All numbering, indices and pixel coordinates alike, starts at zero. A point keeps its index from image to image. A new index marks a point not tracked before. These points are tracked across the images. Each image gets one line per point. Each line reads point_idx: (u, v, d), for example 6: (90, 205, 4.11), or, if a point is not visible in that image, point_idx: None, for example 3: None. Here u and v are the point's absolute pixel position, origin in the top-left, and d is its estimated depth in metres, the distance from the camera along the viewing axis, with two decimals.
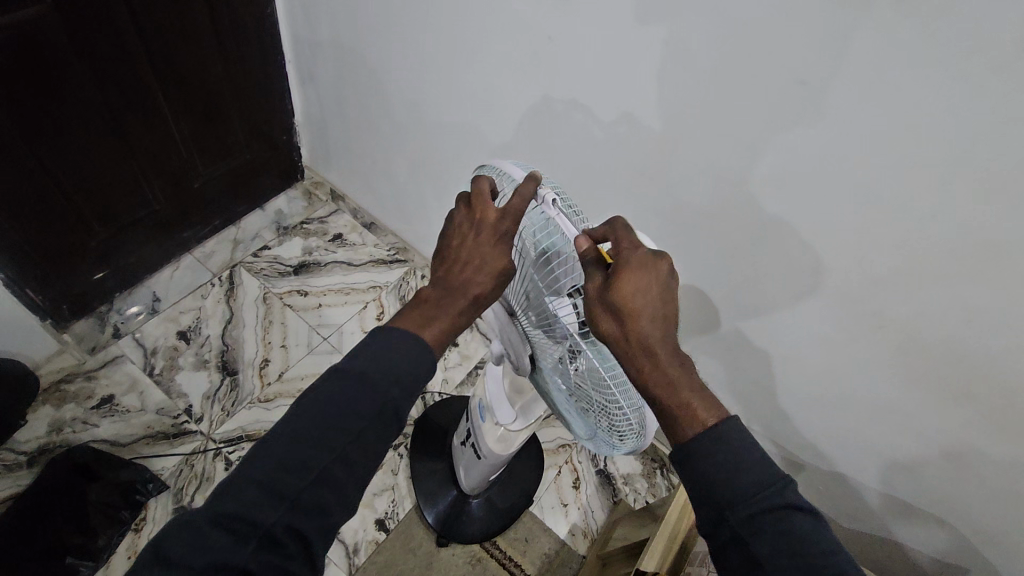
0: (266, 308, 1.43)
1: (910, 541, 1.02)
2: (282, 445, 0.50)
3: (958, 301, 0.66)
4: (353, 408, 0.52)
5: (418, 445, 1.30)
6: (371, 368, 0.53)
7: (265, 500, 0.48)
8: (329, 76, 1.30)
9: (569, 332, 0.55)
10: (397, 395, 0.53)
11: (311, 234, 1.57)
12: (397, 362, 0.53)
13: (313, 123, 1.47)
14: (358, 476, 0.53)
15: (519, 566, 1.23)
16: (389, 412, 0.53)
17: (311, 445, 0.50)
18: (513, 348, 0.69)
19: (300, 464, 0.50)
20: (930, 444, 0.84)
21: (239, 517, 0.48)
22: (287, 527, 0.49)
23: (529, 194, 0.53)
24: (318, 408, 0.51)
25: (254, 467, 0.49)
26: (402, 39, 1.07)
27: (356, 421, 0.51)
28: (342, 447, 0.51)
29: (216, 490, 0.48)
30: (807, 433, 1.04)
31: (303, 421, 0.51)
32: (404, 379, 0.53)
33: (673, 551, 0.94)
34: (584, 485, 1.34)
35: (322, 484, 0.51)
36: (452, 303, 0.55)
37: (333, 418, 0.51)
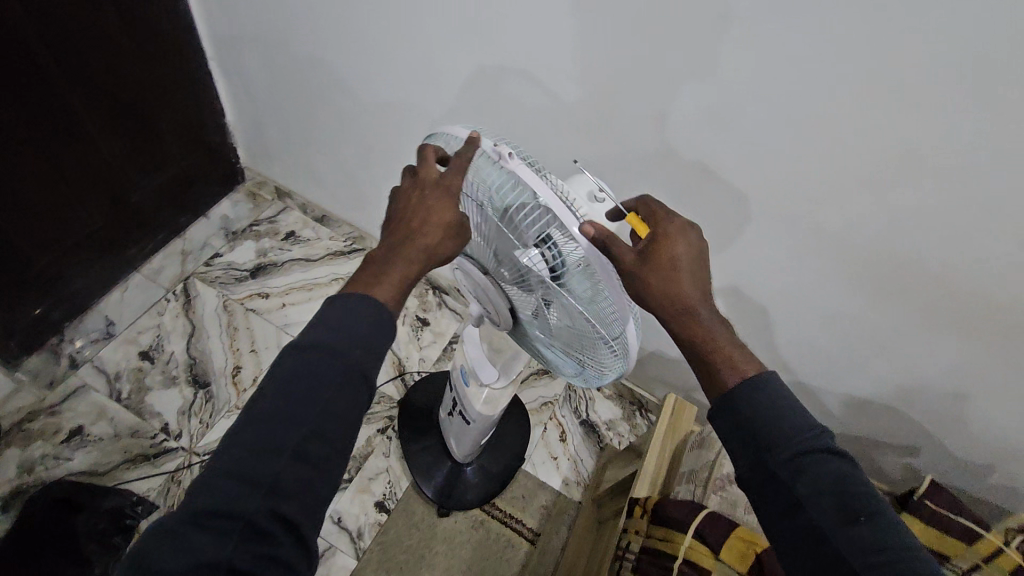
0: (229, 316, 1.39)
1: (868, 433, 1.13)
2: (256, 435, 0.51)
3: (891, 209, 0.73)
4: (319, 381, 0.53)
5: (406, 427, 1.32)
6: (333, 337, 0.54)
7: (252, 484, 0.49)
8: (257, 68, 1.25)
9: (545, 277, 0.58)
10: (362, 358, 0.54)
11: (262, 236, 1.54)
12: (356, 326, 0.55)
13: (245, 121, 1.42)
14: (339, 444, 0.54)
15: (521, 523, 1.28)
16: (355, 374, 0.54)
17: (287, 428, 0.52)
18: (491, 302, 0.71)
19: (275, 443, 0.51)
20: (879, 341, 0.92)
21: (231, 506, 0.49)
22: (275, 512, 0.50)
23: (468, 152, 0.56)
24: (280, 390, 0.53)
25: (235, 458, 0.50)
26: (330, 23, 1.05)
27: (329, 391, 0.53)
28: (315, 419, 0.52)
29: (203, 487, 0.49)
30: (767, 353, 1.12)
31: (277, 403, 0.52)
32: (366, 340, 0.55)
33: (661, 481, 0.98)
34: (571, 437, 1.40)
35: (303, 461, 0.52)
36: (398, 261, 0.58)
37: (301, 396, 0.52)
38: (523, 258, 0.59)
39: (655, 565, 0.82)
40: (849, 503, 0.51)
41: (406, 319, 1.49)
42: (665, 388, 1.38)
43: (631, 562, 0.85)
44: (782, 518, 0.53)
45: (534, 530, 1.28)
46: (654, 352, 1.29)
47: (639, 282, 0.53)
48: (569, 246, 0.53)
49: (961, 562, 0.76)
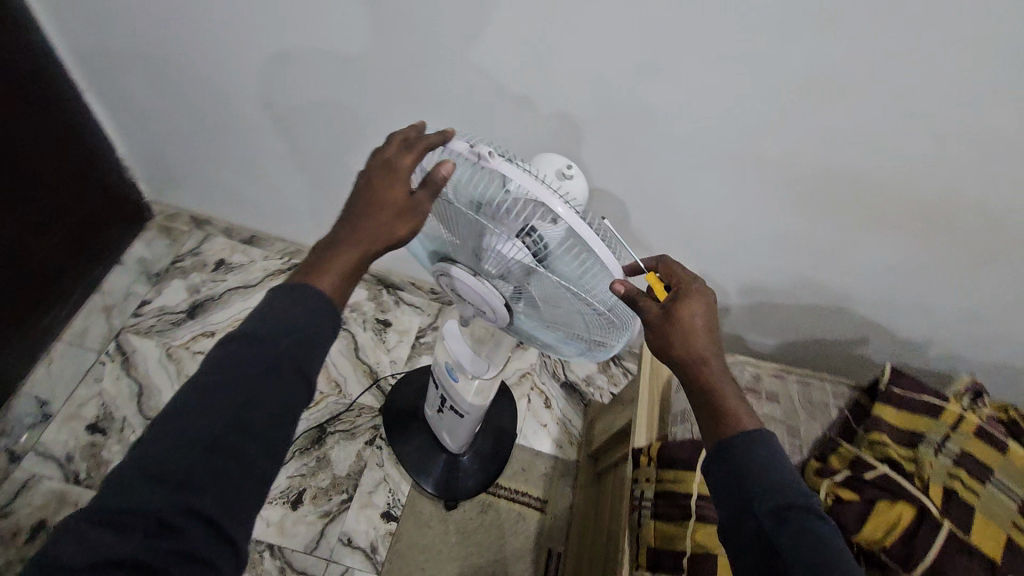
0: (176, 364, 1.29)
1: (818, 332, 1.25)
2: (176, 425, 0.49)
3: (824, 124, 0.80)
4: (244, 370, 0.51)
5: (393, 432, 1.29)
6: (263, 325, 0.53)
7: (170, 478, 0.47)
8: (145, 92, 1.13)
9: (531, 268, 0.58)
10: (291, 347, 0.53)
11: (189, 271, 1.42)
12: (289, 313, 0.54)
13: (142, 151, 1.29)
14: (269, 436, 0.52)
15: (528, 495, 1.32)
16: (282, 364, 0.53)
17: (208, 417, 0.50)
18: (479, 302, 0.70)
19: (196, 434, 0.49)
20: (828, 244, 1.01)
21: (144, 500, 0.46)
22: (191, 504, 0.47)
23: (437, 142, 0.57)
24: (206, 381, 0.51)
25: (152, 447, 0.48)
26: (225, 31, 0.96)
27: (250, 380, 0.51)
28: (237, 408, 0.50)
29: (117, 485, 0.46)
30: (721, 281, 1.20)
31: (197, 397, 0.50)
32: (295, 328, 0.53)
33: (656, 427, 1.03)
34: (554, 402, 1.44)
35: (225, 453, 0.49)
36: (343, 248, 0.57)
37: (224, 383, 0.51)
38: (505, 252, 0.58)
39: (675, 507, 0.87)
40: (782, 501, 0.53)
41: (367, 325, 1.44)
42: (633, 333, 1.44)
43: (649, 509, 0.90)
44: (734, 534, 0.56)
45: (541, 498, 1.32)
46: None
47: (658, 330, 0.59)
48: (553, 233, 0.53)
49: (934, 436, 0.84)
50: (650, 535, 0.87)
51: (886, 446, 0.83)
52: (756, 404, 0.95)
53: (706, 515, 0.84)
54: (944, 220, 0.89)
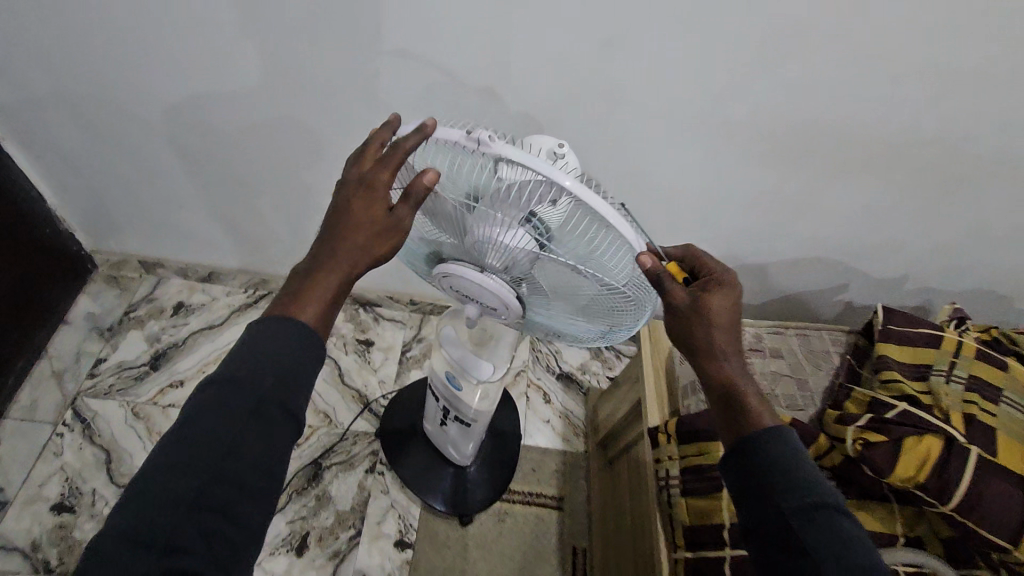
0: (146, 422, 1.18)
1: (803, 286, 1.26)
2: (153, 485, 0.43)
3: (801, 74, 0.78)
4: (226, 413, 0.46)
5: (393, 456, 1.22)
6: (242, 363, 0.48)
7: (155, 546, 0.41)
8: (69, 130, 1.02)
9: (531, 255, 0.55)
10: (276, 386, 0.48)
11: (146, 320, 1.31)
12: (268, 350, 0.48)
13: (74, 198, 1.18)
14: (259, 488, 0.47)
15: (543, 496, 1.27)
16: (268, 407, 0.47)
17: (190, 471, 0.44)
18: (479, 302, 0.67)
19: (179, 493, 0.43)
20: (808, 198, 1.01)
21: (124, 574, 0.39)
22: (181, 573, 0.41)
23: (415, 145, 0.49)
24: (184, 430, 0.45)
25: (128, 512, 0.42)
26: (157, 55, 0.87)
27: (235, 425, 0.46)
28: (223, 459, 0.45)
29: (94, 561, 0.40)
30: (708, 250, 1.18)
31: (175, 450, 0.44)
32: (279, 364, 0.48)
33: (667, 403, 0.99)
34: (554, 396, 1.41)
35: (214, 512, 0.44)
36: (316, 272, 0.51)
37: (206, 431, 0.45)
38: (499, 243, 0.54)
39: (707, 482, 0.83)
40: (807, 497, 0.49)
41: (348, 347, 1.37)
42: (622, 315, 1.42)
43: (679, 486, 0.85)
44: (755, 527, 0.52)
45: (557, 496, 1.27)
46: None
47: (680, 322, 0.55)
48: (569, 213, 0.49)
49: (941, 365, 0.84)
50: (683, 513, 0.83)
51: (901, 382, 0.82)
52: (763, 362, 0.93)
53: None
54: (917, 159, 0.90)
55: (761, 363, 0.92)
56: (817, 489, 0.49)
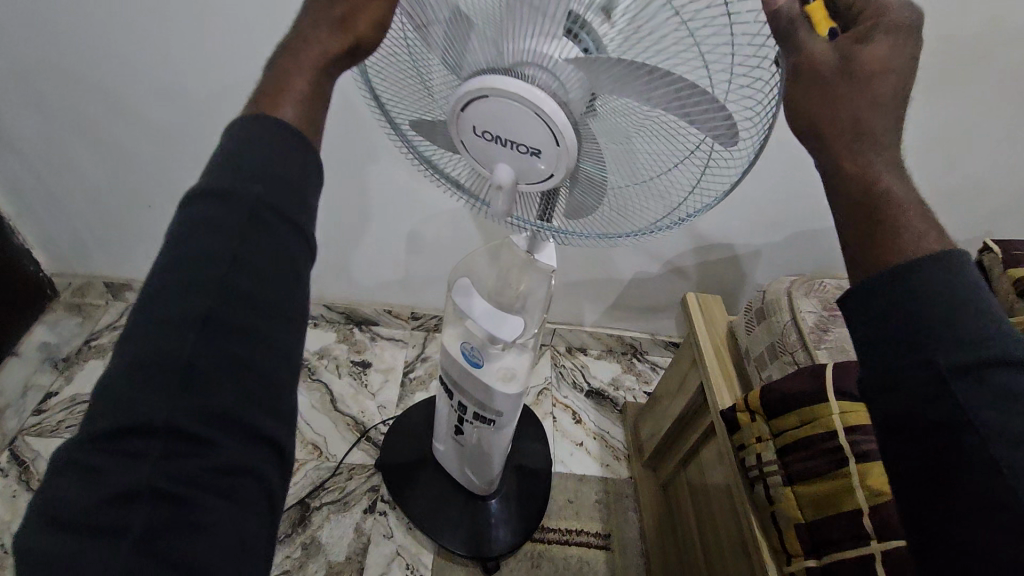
0: None
1: None
2: (153, 312, 0.35)
3: None
4: (220, 226, 0.37)
5: (398, 491, 0.99)
6: (228, 169, 0.39)
7: (166, 378, 0.33)
8: (20, 118, 0.90)
9: (578, 95, 0.40)
10: (271, 192, 0.39)
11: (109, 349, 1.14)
12: (260, 156, 0.40)
13: (28, 208, 1.04)
14: (270, 303, 0.38)
15: (584, 532, 1.03)
16: (265, 211, 0.39)
17: (190, 294, 0.35)
18: (516, 163, 0.45)
19: (181, 317, 0.35)
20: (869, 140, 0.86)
21: (139, 412, 0.32)
22: (205, 407, 0.34)
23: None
24: (177, 248, 0.37)
25: (131, 345, 0.34)
26: (112, 12, 0.77)
27: (233, 235, 0.37)
28: (226, 273, 0.36)
29: (102, 404, 0.33)
30: (755, 223, 1.01)
31: (174, 270, 0.36)
32: (276, 171, 0.40)
33: (735, 376, 0.82)
34: (585, 416, 1.19)
35: (224, 334, 0.35)
36: (295, 76, 0.43)
37: (200, 248, 0.37)
38: (536, 75, 0.40)
39: (822, 458, 0.60)
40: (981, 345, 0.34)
41: (342, 369, 1.18)
42: (655, 315, 1.24)
43: (779, 471, 0.63)
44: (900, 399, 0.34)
45: (602, 533, 1.03)
46: (636, 278, 1.15)
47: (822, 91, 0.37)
48: None
49: None
50: (794, 508, 0.61)
51: None
52: None
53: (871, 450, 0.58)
54: (998, 71, 0.76)
55: None
56: (995, 339, 0.34)
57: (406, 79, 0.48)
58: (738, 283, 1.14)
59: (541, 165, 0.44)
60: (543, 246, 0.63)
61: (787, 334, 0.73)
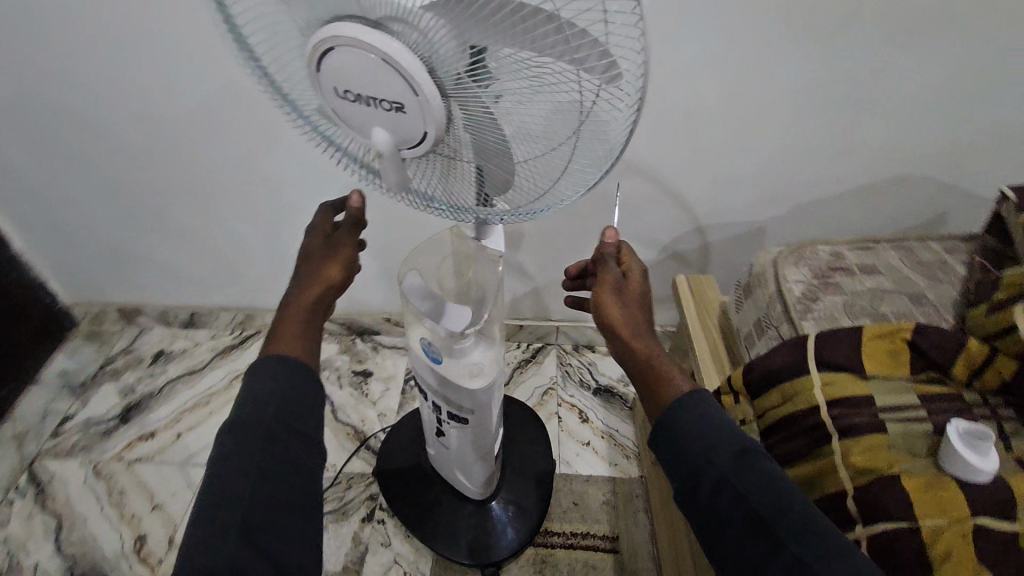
0: (107, 484, 1.00)
1: (886, 225, 1.00)
2: (222, 482, 0.47)
3: None
4: (262, 417, 0.50)
5: (395, 499, 0.97)
6: (267, 385, 0.52)
7: (237, 523, 0.46)
8: (20, 154, 0.95)
9: (450, 48, 0.37)
10: (294, 396, 0.53)
11: (122, 371, 1.18)
12: (284, 372, 0.53)
13: (41, 240, 1.09)
14: (296, 469, 0.51)
15: (590, 535, 0.97)
16: (291, 407, 0.52)
17: (247, 469, 0.48)
18: (393, 128, 0.42)
19: (249, 480, 0.47)
20: (862, 82, 0.81)
21: (218, 549, 0.44)
22: (261, 544, 0.46)
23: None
24: (228, 439, 0.49)
25: (207, 508, 0.46)
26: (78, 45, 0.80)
27: (272, 426, 0.50)
28: (273, 450, 0.50)
29: (192, 548, 0.44)
30: (753, 191, 0.96)
31: (229, 453, 0.48)
32: (296, 378, 0.53)
33: (726, 358, 0.75)
34: (591, 414, 1.14)
35: (271, 493, 0.48)
36: (288, 315, 0.56)
37: (253, 435, 0.49)
38: (404, 32, 0.37)
39: (805, 438, 0.54)
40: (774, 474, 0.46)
41: (344, 380, 1.17)
42: (662, 304, 1.17)
43: None
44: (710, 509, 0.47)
45: (610, 535, 0.97)
46: None
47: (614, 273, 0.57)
48: None
49: None
50: None
51: None
52: (852, 281, 0.68)
53: (856, 425, 0.51)
54: None
55: (849, 283, 0.68)
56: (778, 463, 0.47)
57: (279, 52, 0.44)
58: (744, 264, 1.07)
59: (412, 123, 0.41)
60: (490, 230, 0.60)
61: (772, 305, 0.67)
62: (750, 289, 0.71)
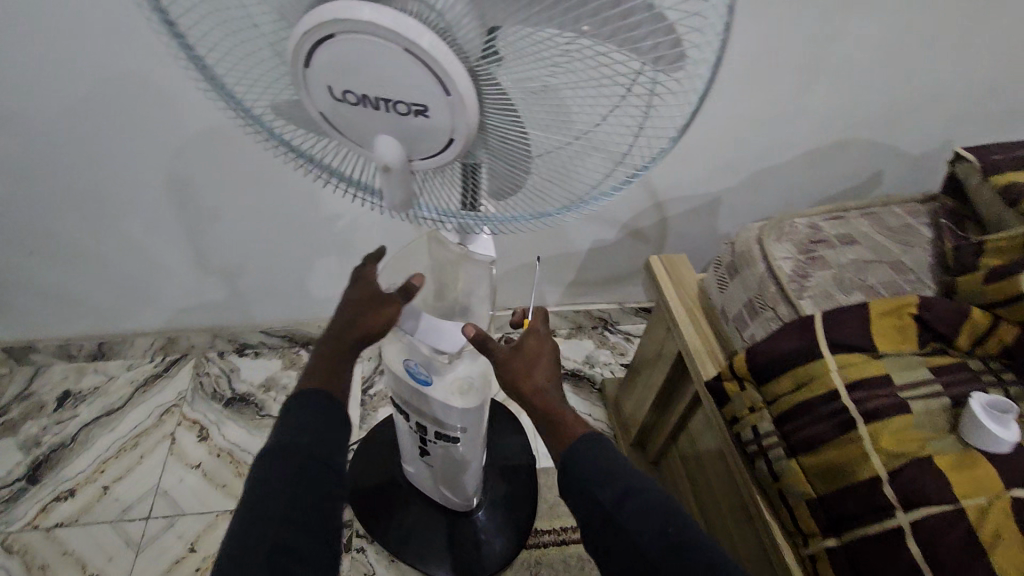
0: (21, 560, 0.85)
1: (836, 188, 1.02)
2: (239, 541, 0.45)
3: None
4: (281, 472, 0.48)
5: (373, 524, 0.89)
6: (292, 438, 0.50)
7: None
8: None
9: (464, 26, 0.31)
10: (317, 450, 0.50)
11: (19, 423, 0.99)
12: (308, 422, 0.51)
13: None
14: (315, 529, 0.48)
15: None
16: (314, 462, 0.49)
17: (266, 526, 0.46)
18: (406, 133, 0.36)
19: (264, 541, 0.45)
20: (819, 47, 0.80)
21: None
22: None
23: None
24: (251, 495, 0.47)
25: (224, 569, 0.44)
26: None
27: (294, 482, 0.48)
28: (294, 506, 0.47)
29: None
30: (714, 163, 0.94)
31: (250, 507, 0.47)
32: (320, 430, 0.51)
33: (714, 338, 0.73)
34: (565, 402, 1.10)
35: (286, 555, 0.45)
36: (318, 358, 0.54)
37: (272, 492, 0.47)
38: (407, 7, 0.31)
39: (825, 424, 0.53)
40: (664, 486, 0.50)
41: None
42: (624, 282, 1.15)
43: (780, 443, 0.56)
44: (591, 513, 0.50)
45: None
46: (597, 246, 1.06)
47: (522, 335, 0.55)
48: None
49: None
50: (803, 483, 0.54)
51: None
52: (835, 253, 0.67)
53: (877, 407, 0.50)
54: None
55: (834, 255, 0.67)
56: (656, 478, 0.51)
57: (256, 66, 0.38)
58: (704, 236, 1.07)
59: (430, 125, 0.35)
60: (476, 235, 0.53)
61: (766, 286, 0.65)
62: (737, 268, 0.69)
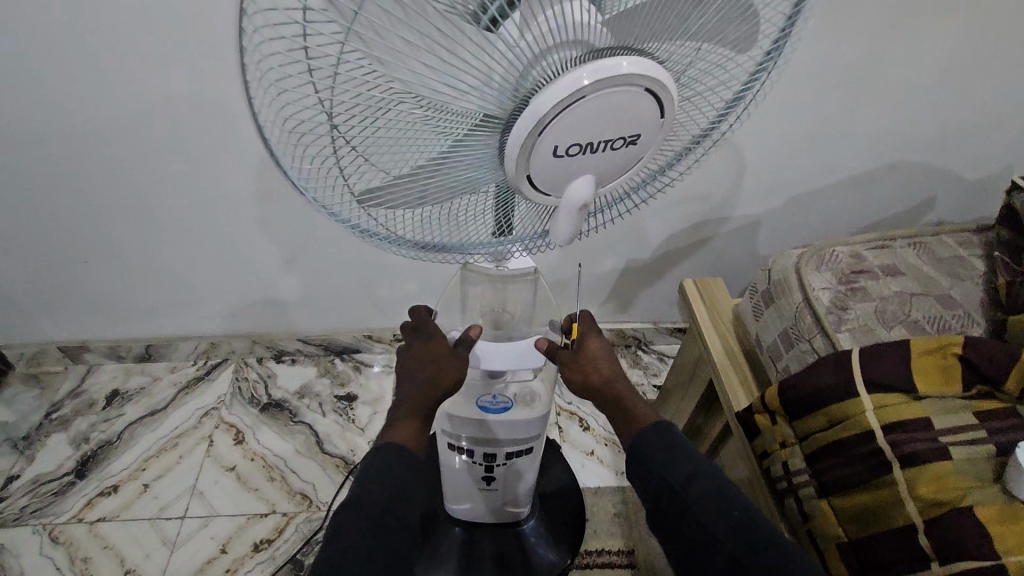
0: (67, 550, 0.89)
1: (884, 212, 0.98)
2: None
3: None
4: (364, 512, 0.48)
5: None
6: (373, 483, 0.50)
7: None
8: None
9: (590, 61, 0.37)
10: (394, 495, 0.50)
11: (72, 419, 1.05)
12: (385, 469, 0.51)
13: None
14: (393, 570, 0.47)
15: (606, 551, 0.93)
16: (392, 507, 0.50)
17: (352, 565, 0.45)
18: (595, 168, 0.40)
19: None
20: (861, 69, 0.78)
21: None
22: None
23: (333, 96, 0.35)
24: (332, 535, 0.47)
25: None
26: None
27: (375, 523, 0.48)
28: (375, 545, 0.47)
29: None
30: (752, 185, 0.92)
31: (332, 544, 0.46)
32: (397, 475, 0.51)
33: (747, 368, 0.72)
34: (592, 422, 1.09)
35: None
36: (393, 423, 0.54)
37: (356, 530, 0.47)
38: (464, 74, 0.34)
39: (860, 465, 0.51)
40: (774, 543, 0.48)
41: (327, 408, 1.08)
42: (657, 302, 1.14)
43: (811, 482, 0.54)
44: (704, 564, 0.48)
45: (627, 549, 0.93)
46: (630, 266, 1.05)
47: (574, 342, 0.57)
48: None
49: None
50: (835, 526, 0.52)
51: None
52: (878, 284, 0.65)
53: (917, 451, 0.48)
54: None
55: (875, 287, 0.65)
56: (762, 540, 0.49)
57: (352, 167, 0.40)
58: (742, 258, 1.04)
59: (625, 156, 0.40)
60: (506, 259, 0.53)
61: (801, 317, 0.63)
62: (772, 297, 0.68)
